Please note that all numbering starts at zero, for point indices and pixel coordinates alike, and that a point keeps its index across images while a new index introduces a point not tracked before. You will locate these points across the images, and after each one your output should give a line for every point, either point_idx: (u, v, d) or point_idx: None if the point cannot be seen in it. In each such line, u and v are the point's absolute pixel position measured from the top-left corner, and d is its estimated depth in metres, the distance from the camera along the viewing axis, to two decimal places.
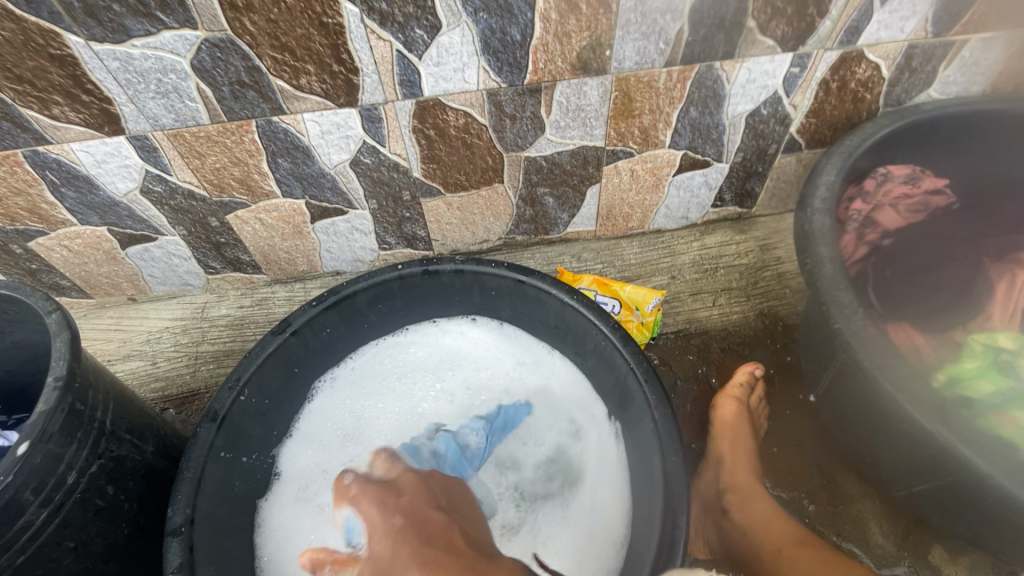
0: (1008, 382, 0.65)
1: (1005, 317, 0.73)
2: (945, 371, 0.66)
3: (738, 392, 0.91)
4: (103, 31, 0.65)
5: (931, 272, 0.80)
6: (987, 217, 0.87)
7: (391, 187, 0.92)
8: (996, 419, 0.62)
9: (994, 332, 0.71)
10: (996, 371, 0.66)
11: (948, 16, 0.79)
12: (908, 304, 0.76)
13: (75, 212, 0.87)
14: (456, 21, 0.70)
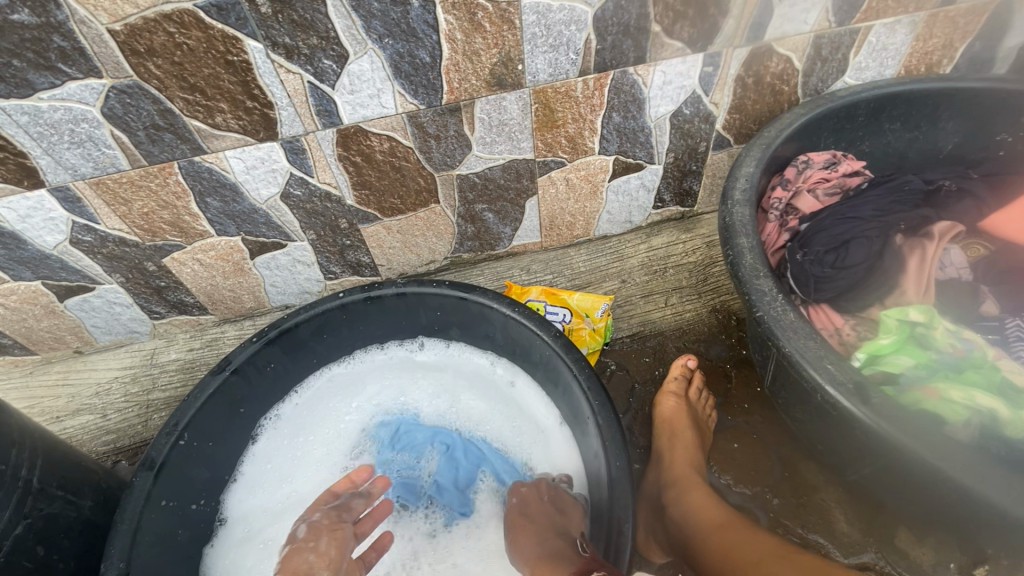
0: (929, 355, 0.67)
1: (920, 291, 0.76)
2: (863, 350, 0.69)
3: (676, 387, 0.92)
4: (7, 87, 0.65)
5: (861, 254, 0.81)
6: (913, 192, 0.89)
7: (327, 216, 0.92)
8: (919, 394, 0.62)
9: (906, 306, 0.72)
10: (914, 343, 0.68)
11: (848, 6, 0.81)
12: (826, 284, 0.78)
13: (5, 268, 0.86)
14: (362, 48, 0.71)
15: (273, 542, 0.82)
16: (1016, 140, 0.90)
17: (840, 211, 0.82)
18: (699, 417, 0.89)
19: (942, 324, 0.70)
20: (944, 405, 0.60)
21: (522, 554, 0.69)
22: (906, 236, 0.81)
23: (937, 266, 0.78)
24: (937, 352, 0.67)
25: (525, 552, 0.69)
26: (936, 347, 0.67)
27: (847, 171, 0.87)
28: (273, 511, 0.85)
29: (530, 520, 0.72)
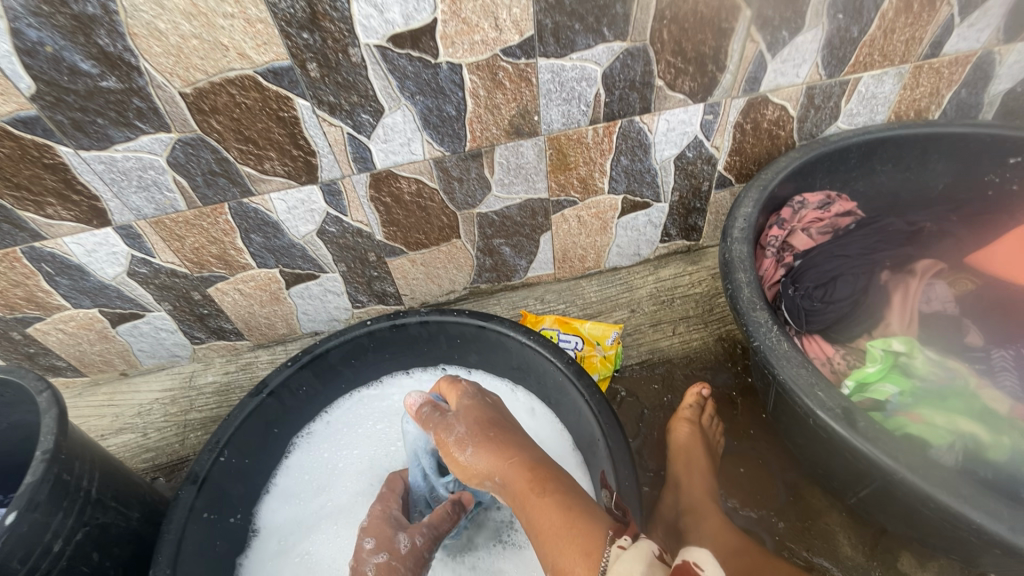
0: (912, 382, 0.72)
1: (904, 324, 0.82)
2: (851, 378, 0.75)
3: (690, 414, 0.95)
4: (89, 141, 0.75)
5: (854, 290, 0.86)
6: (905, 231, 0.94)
7: (357, 250, 1.00)
8: (903, 419, 0.67)
9: (889, 338, 0.78)
10: (896, 372, 0.74)
11: (837, 61, 0.89)
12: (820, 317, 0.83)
13: (68, 297, 0.95)
14: (396, 104, 0.80)
15: (307, 553, 0.88)
16: (1004, 181, 0.95)
17: (832, 250, 0.88)
18: (709, 442, 0.93)
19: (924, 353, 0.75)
20: (928, 430, 0.65)
21: (512, 462, 0.61)
22: (892, 272, 0.87)
23: (920, 299, 0.84)
24: (920, 380, 0.72)
25: (509, 461, 0.62)
26: (918, 375, 0.73)
27: (839, 212, 0.93)
28: (308, 523, 0.90)
29: (502, 431, 0.66)
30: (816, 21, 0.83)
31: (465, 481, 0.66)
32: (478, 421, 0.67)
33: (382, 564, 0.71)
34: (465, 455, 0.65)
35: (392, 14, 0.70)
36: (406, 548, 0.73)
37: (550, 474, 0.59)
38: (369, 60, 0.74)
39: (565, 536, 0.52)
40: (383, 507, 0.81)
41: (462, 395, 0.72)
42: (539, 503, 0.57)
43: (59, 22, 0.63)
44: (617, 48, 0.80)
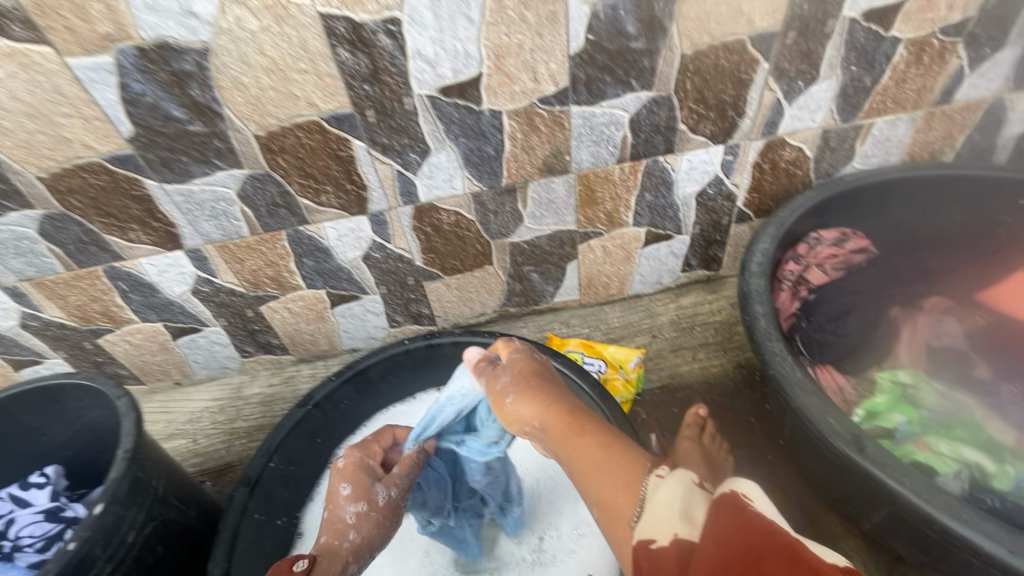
0: (918, 412, 0.80)
1: (912, 357, 0.87)
2: (862, 407, 0.82)
3: (691, 434, 0.92)
4: (172, 175, 0.85)
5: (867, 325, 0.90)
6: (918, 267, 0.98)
7: (398, 274, 1.08)
8: (911, 447, 0.75)
9: (897, 369, 0.86)
10: (904, 403, 0.82)
11: (851, 107, 0.95)
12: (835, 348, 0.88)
13: (138, 312, 1.05)
14: (441, 145, 0.88)
15: None
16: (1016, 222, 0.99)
17: (845, 286, 0.93)
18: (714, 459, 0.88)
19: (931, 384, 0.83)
20: (933, 459, 0.72)
21: (552, 409, 0.69)
22: (902, 309, 0.92)
23: (930, 334, 0.88)
24: (926, 410, 0.80)
25: (550, 407, 0.70)
26: (924, 406, 0.81)
27: (853, 248, 0.98)
28: None
29: (543, 383, 0.74)
30: (830, 73, 0.89)
31: (505, 424, 0.74)
32: (523, 374, 0.76)
33: (359, 513, 0.77)
34: (508, 399, 0.73)
35: (443, 69, 0.79)
36: (383, 500, 0.79)
37: (584, 420, 0.67)
38: (421, 108, 0.83)
39: (605, 471, 0.60)
40: (360, 454, 0.83)
41: (513, 351, 0.81)
42: (577, 444, 0.65)
43: (160, 77, 0.73)
44: (644, 96, 0.87)
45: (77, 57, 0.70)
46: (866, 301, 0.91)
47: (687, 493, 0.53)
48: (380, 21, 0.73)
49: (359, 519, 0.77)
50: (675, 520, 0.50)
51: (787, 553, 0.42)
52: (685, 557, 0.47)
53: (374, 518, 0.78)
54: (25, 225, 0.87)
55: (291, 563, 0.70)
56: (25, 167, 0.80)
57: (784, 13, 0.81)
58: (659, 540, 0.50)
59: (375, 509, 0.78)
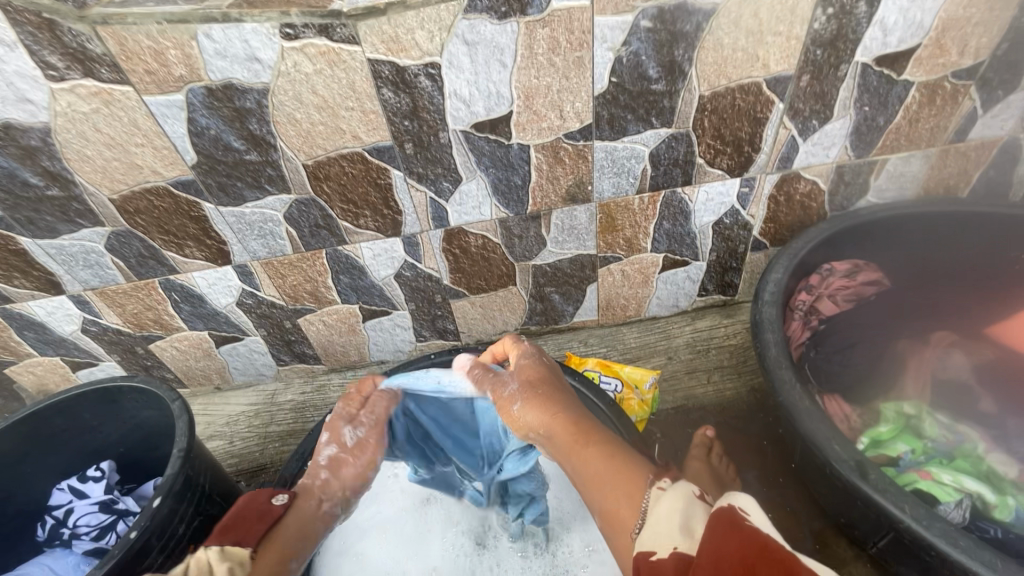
0: (920, 442, 0.85)
1: (918, 389, 0.90)
2: (867, 435, 0.87)
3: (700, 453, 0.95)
4: (227, 199, 0.93)
5: (872, 352, 0.92)
6: (930, 297, 1.00)
7: (426, 292, 1.15)
8: (914, 475, 0.79)
9: (903, 400, 0.90)
10: (907, 433, 0.87)
11: (865, 144, 0.99)
12: (842, 374, 0.91)
13: (186, 320, 1.13)
14: (472, 175, 0.95)
15: (366, 556, 0.99)
16: None
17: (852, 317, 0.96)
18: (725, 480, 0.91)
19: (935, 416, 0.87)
20: (936, 487, 0.77)
21: (557, 418, 0.74)
22: (911, 340, 0.94)
23: (936, 367, 0.90)
24: (927, 441, 0.85)
25: (555, 416, 0.74)
26: (928, 437, 0.85)
27: (865, 280, 1.01)
28: (367, 529, 1.02)
29: (549, 391, 0.78)
30: (843, 112, 0.94)
31: (516, 432, 0.79)
32: (529, 381, 0.80)
33: (332, 456, 0.85)
34: (517, 403, 0.78)
35: (477, 107, 0.86)
36: (350, 441, 0.87)
37: (587, 432, 0.71)
38: (454, 141, 0.90)
39: (605, 483, 0.64)
40: (342, 404, 0.91)
41: (521, 356, 0.85)
42: (581, 454, 0.69)
43: (224, 113, 0.82)
44: (664, 133, 0.92)
45: (153, 95, 0.79)
46: (873, 331, 0.94)
47: (688, 507, 0.55)
48: (421, 65, 0.80)
49: (331, 461, 0.85)
50: (675, 533, 0.52)
51: (780, 566, 0.44)
52: (683, 568, 0.49)
53: (350, 461, 0.85)
54: (94, 240, 0.96)
55: (271, 496, 0.76)
56: (100, 189, 0.89)
57: (799, 58, 0.86)
58: (659, 553, 0.52)
59: (344, 450, 0.86)
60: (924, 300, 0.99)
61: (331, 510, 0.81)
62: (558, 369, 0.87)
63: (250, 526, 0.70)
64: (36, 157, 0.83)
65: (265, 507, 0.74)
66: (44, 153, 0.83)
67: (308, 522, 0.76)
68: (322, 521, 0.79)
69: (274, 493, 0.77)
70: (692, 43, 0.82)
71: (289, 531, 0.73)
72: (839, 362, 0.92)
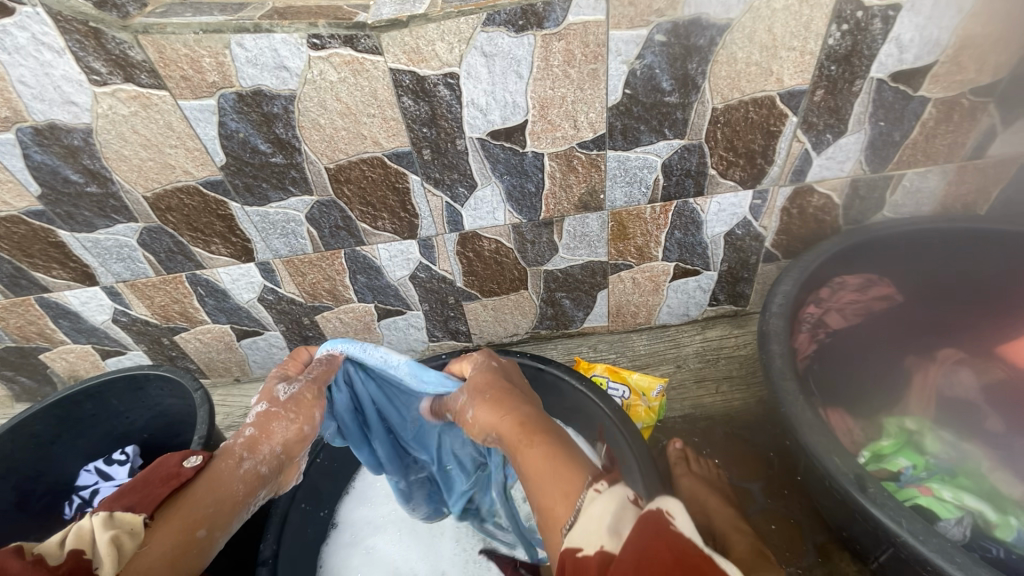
0: (919, 457, 0.85)
1: (922, 404, 0.93)
2: (869, 448, 0.87)
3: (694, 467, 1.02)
4: (253, 199, 0.97)
5: (863, 366, 1.00)
6: (936, 318, 1.04)
7: (440, 293, 1.17)
8: (915, 489, 0.80)
9: (904, 416, 0.92)
10: (909, 447, 0.87)
11: (880, 159, 0.99)
12: (841, 391, 0.97)
13: (210, 314, 1.18)
14: (487, 181, 0.97)
15: (375, 548, 1.02)
16: None
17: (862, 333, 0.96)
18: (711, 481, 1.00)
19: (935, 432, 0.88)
20: (937, 503, 0.77)
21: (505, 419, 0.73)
22: (915, 359, 0.99)
23: (942, 383, 0.94)
24: (926, 455, 0.85)
25: (503, 417, 0.75)
26: (929, 452, 0.86)
27: (874, 295, 1.02)
28: (376, 522, 1.05)
29: (501, 394, 0.79)
30: (858, 127, 0.94)
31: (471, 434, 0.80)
32: (481, 385, 0.81)
33: (262, 412, 0.79)
34: (470, 407, 0.79)
35: (493, 116, 0.88)
36: (284, 396, 0.81)
37: (533, 431, 0.71)
38: (471, 148, 0.92)
39: (543, 483, 0.65)
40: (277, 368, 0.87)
41: (476, 366, 0.87)
42: (525, 453, 0.69)
43: (253, 118, 0.86)
44: (677, 144, 0.94)
45: (188, 100, 0.83)
46: (866, 347, 1.01)
47: (619, 510, 0.56)
48: (441, 75, 0.83)
49: (259, 419, 0.78)
50: (603, 533, 0.54)
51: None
52: (606, 567, 0.51)
53: (281, 417, 0.78)
54: (127, 235, 1.01)
55: (183, 459, 0.72)
56: (134, 187, 0.94)
57: (813, 73, 0.86)
58: (586, 550, 0.54)
59: (276, 404, 0.80)
60: (929, 323, 1.04)
61: (255, 469, 0.75)
62: (514, 370, 0.88)
63: (152, 491, 0.67)
64: (77, 155, 0.89)
65: (174, 470, 0.70)
66: (85, 152, 0.88)
67: (223, 481, 0.71)
68: (241, 480, 0.73)
69: (188, 456, 0.73)
70: (706, 56, 0.83)
71: (200, 495, 0.69)
72: (838, 376, 0.98)
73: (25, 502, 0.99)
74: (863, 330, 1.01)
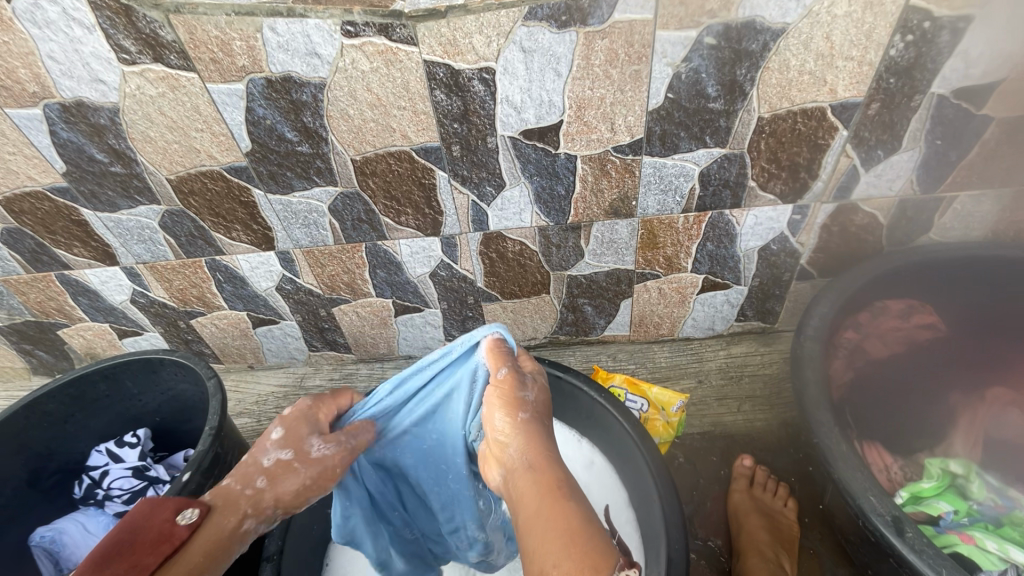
0: (960, 502, 0.81)
1: (968, 445, 0.90)
2: (906, 489, 0.84)
3: (744, 487, 1.03)
4: (277, 187, 0.95)
5: (903, 399, 0.96)
6: (984, 351, 0.99)
7: (460, 293, 1.15)
8: (954, 537, 0.76)
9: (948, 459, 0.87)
10: (951, 491, 0.83)
11: (932, 179, 0.94)
12: (881, 429, 0.94)
13: (227, 300, 1.17)
14: (516, 181, 0.94)
15: None
16: None
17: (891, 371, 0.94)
18: (768, 511, 0.98)
19: (979, 479, 0.84)
20: (979, 553, 0.73)
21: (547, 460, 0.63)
22: (964, 395, 0.95)
23: (990, 427, 0.91)
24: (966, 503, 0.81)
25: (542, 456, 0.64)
26: (974, 498, 0.82)
27: (918, 324, 0.97)
28: None
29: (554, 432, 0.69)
30: (913, 144, 0.89)
31: (488, 447, 0.69)
32: (544, 407, 0.71)
33: (281, 461, 0.69)
34: (524, 415, 0.68)
35: (528, 115, 0.85)
36: (314, 454, 0.70)
37: (570, 485, 0.61)
38: (502, 147, 0.89)
39: (573, 539, 0.54)
40: (310, 406, 0.75)
41: (540, 375, 0.76)
42: (554, 504, 0.58)
43: (281, 105, 0.83)
44: (717, 152, 0.90)
45: (216, 84, 0.81)
46: (906, 380, 0.97)
47: None
48: (476, 69, 0.80)
49: (276, 467, 0.69)
50: None
51: None
52: None
53: (296, 474, 0.69)
54: (149, 217, 1.00)
55: (176, 511, 0.61)
56: (158, 169, 0.92)
57: (870, 85, 0.81)
58: None
59: (302, 461, 0.70)
60: (974, 357, 0.99)
61: (255, 527, 0.67)
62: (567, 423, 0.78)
63: (140, 560, 0.55)
64: (103, 135, 0.87)
65: (167, 529, 0.59)
66: (110, 132, 0.87)
67: (223, 542, 0.63)
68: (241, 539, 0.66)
69: (183, 508, 0.62)
70: (757, 62, 0.79)
71: (195, 557, 0.60)
72: (881, 411, 0.95)
73: (36, 479, 0.99)
74: (906, 361, 0.97)
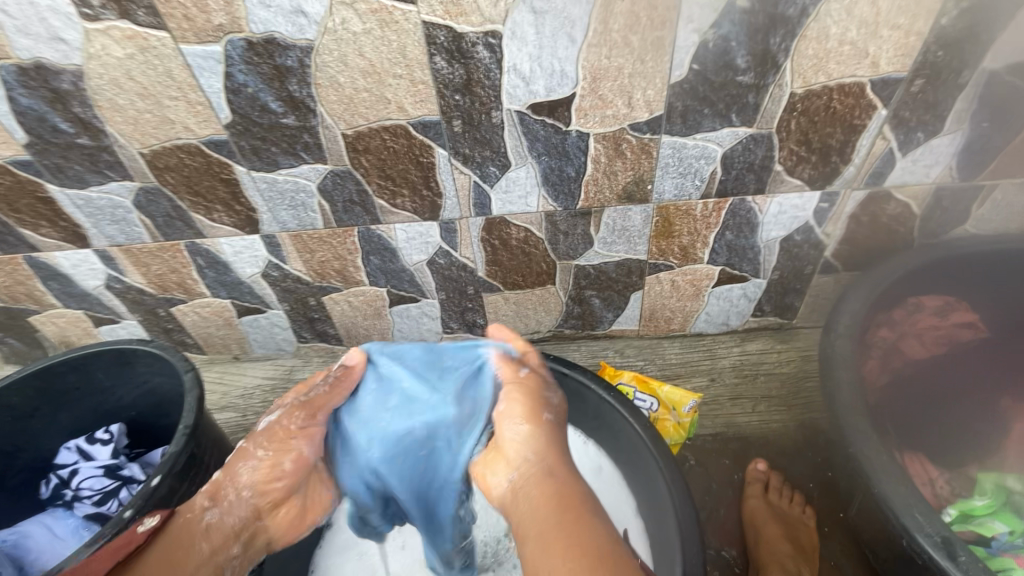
0: (1017, 522, 0.76)
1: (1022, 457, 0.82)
2: (955, 506, 0.78)
3: (760, 493, 0.96)
4: (260, 164, 0.87)
5: (946, 407, 0.89)
6: None
7: (459, 282, 1.07)
8: (1007, 559, 0.72)
9: (1005, 473, 0.81)
10: (1006, 510, 0.77)
11: (973, 165, 0.86)
12: (923, 438, 0.88)
13: (210, 287, 1.09)
14: (523, 162, 0.86)
15: (369, 554, 0.93)
16: None
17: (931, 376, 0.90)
18: (787, 520, 0.92)
19: None
20: None
21: (564, 468, 0.63)
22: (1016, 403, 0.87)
23: None
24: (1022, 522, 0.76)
25: (558, 470, 0.62)
26: None
27: (957, 323, 0.92)
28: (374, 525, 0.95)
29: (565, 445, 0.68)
30: (956, 127, 0.81)
31: (500, 458, 0.67)
32: (559, 418, 0.71)
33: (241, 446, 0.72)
34: (547, 416, 0.70)
35: (537, 86, 0.77)
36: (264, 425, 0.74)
37: (588, 500, 0.58)
38: (508, 122, 0.81)
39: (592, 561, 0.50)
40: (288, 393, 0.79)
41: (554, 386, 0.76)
42: (575, 516, 0.55)
43: (263, 71, 0.75)
44: (743, 132, 0.82)
45: (191, 45, 0.73)
46: (948, 386, 0.90)
47: None
48: (481, 33, 0.72)
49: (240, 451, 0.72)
50: None
51: None
52: None
53: (247, 456, 0.71)
54: (122, 195, 0.92)
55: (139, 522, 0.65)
56: (130, 142, 0.84)
57: (915, 59, 0.74)
58: None
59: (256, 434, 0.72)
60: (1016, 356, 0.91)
61: (224, 520, 0.68)
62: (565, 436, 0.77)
63: (91, 565, 0.58)
64: (67, 102, 0.79)
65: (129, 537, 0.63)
66: (75, 98, 0.79)
67: (186, 543, 0.65)
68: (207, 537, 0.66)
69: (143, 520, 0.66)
70: (793, 30, 0.71)
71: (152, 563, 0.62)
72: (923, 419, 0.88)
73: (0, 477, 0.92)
74: (941, 364, 0.90)
